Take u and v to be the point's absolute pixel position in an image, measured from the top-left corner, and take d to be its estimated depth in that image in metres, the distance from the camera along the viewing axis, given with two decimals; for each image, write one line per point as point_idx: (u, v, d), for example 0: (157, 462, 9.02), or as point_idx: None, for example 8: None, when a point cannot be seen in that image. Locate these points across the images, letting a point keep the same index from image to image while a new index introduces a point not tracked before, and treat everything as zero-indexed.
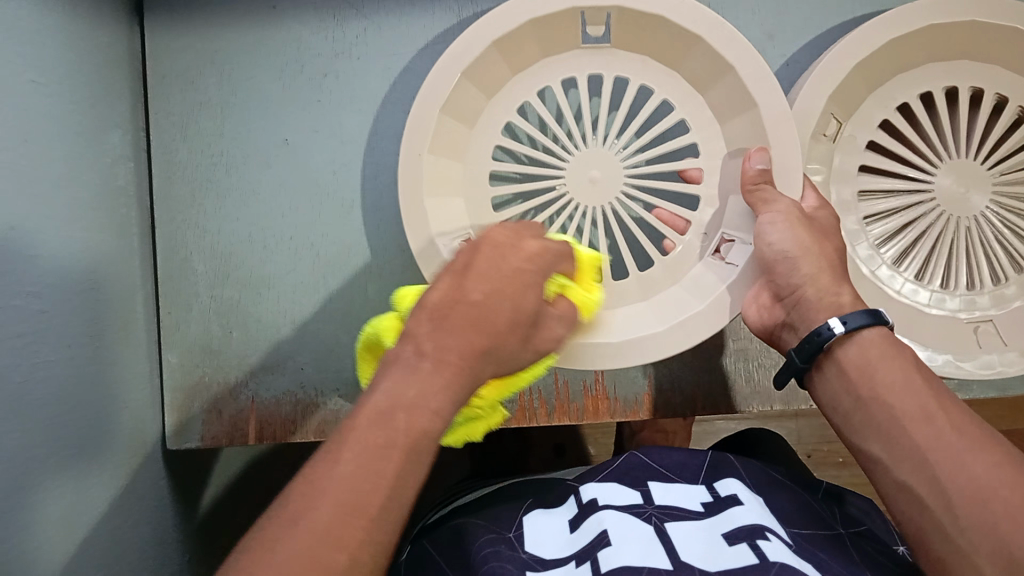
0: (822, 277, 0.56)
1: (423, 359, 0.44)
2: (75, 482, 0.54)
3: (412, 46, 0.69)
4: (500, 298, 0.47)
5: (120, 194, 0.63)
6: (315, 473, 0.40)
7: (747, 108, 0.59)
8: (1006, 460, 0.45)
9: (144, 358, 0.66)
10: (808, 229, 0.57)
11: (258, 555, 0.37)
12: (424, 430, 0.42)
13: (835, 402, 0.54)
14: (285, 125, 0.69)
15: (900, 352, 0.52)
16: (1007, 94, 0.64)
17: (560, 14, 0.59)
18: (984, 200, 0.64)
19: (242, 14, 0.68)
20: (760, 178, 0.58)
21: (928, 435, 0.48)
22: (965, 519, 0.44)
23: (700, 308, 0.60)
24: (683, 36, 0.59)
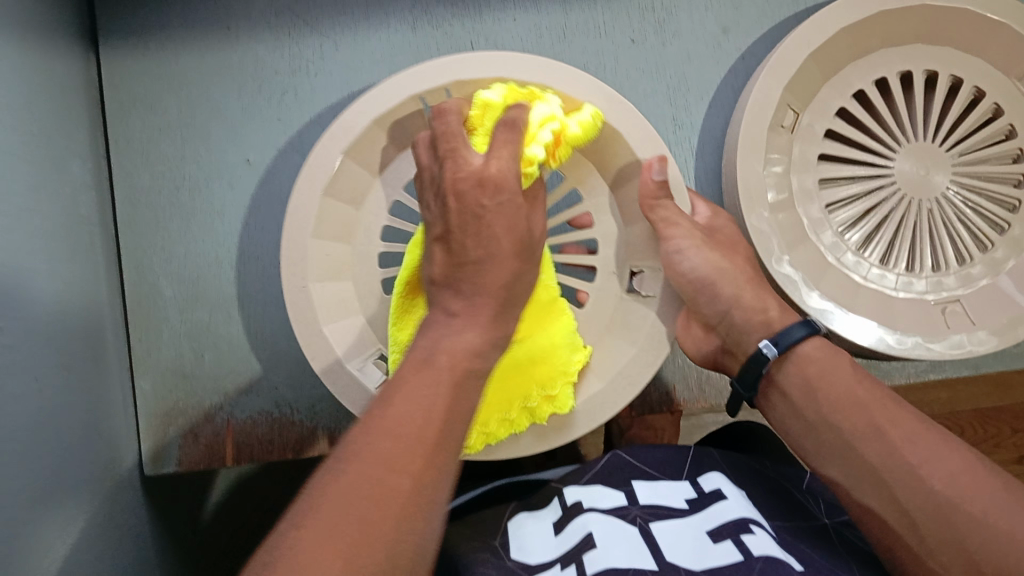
0: (744, 294, 0.60)
1: (455, 319, 0.46)
2: (56, 516, 0.54)
3: (370, 59, 0.69)
4: (496, 246, 0.47)
5: (85, 223, 0.63)
6: (401, 376, 0.43)
7: (614, 139, 0.59)
8: (955, 463, 0.48)
9: (118, 386, 0.66)
10: (715, 247, 0.60)
11: (369, 431, 0.40)
12: (470, 370, 0.44)
13: (787, 425, 0.56)
14: (247, 145, 0.69)
15: (837, 364, 0.54)
16: (962, 74, 0.64)
17: (404, 102, 0.57)
18: (945, 178, 0.64)
19: (197, 36, 0.68)
20: (660, 191, 0.58)
21: (877, 452, 0.50)
22: (930, 536, 0.47)
23: (635, 349, 0.60)
24: (521, 87, 0.58)
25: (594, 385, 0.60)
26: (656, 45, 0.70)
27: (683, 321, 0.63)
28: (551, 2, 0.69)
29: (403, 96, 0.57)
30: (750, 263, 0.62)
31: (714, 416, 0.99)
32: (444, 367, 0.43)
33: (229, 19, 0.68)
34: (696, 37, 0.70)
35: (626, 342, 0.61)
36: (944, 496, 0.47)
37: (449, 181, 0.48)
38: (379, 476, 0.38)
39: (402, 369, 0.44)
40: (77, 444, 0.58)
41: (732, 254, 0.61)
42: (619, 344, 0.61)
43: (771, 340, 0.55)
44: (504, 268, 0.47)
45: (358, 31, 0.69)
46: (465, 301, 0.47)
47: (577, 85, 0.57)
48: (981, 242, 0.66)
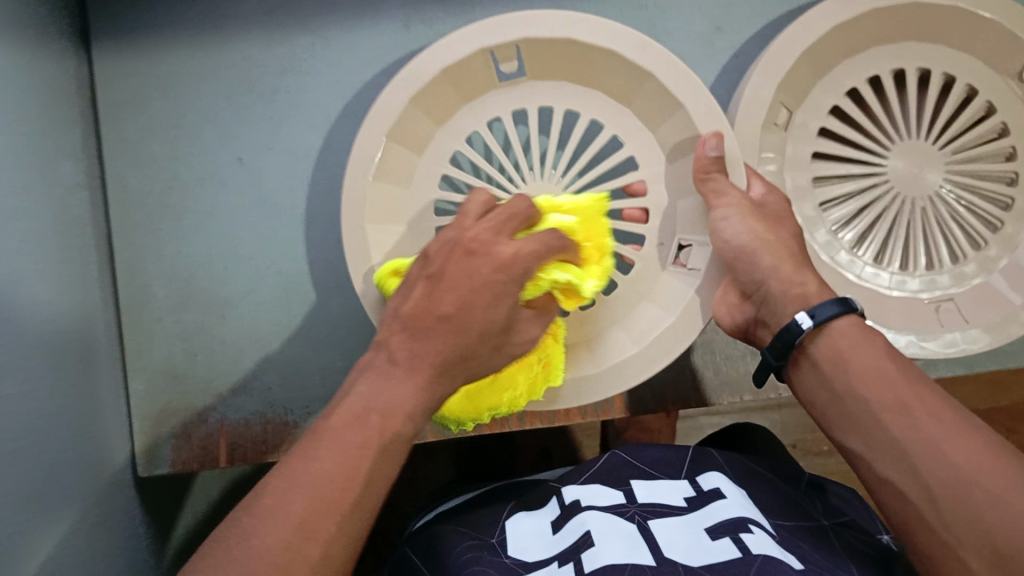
0: (783, 266, 0.58)
1: (395, 367, 0.47)
2: (46, 516, 0.54)
3: (363, 58, 0.69)
4: (471, 315, 0.48)
5: (76, 222, 0.63)
6: (332, 429, 0.44)
7: (674, 107, 0.61)
8: (979, 443, 0.47)
9: (111, 385, 0.66)
10: (760, 218, 0.59)
11: (286, 483, 0.42)
12: (396, 431, 0.45)
13: (813, 395, 0.55)
14: (239, 144, 0.69)
15: (869, 342, 0.53)
16: (955, 73, 0.65)
17: (473, 56, 0.59)
18: (939, 177, 0.64)
19: (189, 35, 0.68)
20: (712, 165, 0.59)
21: (902, 424, 0.49)
22: (947, 511, 0.46)
23: (670, 322, 0.61)
24: (594, 51, 0.60)
25: (630, 350, 0.62)
26: None
27: (719, 291, 0.62)
28: (543, 2, 0.69)
29: (474, 48, 0.58)
30: (797, 240, 0.60)
31: (711, 418, 0.98)
32: (375, 432, 0.44)
33: (221, 19, 0.68)
34: (689, 36, 0.70)
35: (666, 312, 0.63)
36: (962, 470, 0.46)
37: (461, 239, 0.50)
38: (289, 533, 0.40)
39: (340, 417, 0.44)
40: (68, 447, 0.58)
41: (776, 228, 0.59)
42: (659, 314, 0.63)
43: (808, 312, 0.55)
44: (467, 330, 0.48)
45: (350, 31, 0.69)
46: (414, 346, 0.47)
47: (643, 52, 0.58)
48: (975, 239, 0.65)
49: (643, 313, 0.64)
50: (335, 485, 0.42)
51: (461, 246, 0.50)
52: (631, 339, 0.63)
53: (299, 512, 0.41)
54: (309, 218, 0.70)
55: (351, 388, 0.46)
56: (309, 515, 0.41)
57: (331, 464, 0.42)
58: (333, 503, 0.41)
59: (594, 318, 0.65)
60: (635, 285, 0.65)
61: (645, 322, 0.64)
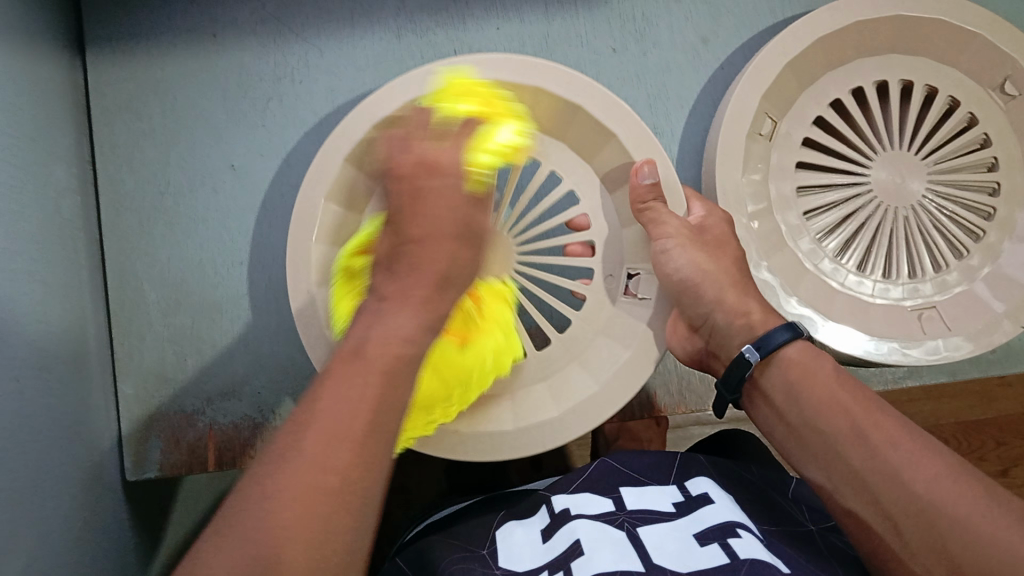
0: (728, 296, 0.59)
1: (424, 332, 0.46)
2: (33, 513, 0.54)
3: (353, 65, 0.70)
4: (439, 232, 0.48)
5: (67, 227, 0.63)
6: (333, 370, 0.43)
7: (606, 137, 0.61)
8: (936, 467, 0.48)
9: (100, 388, 0.66)
10: (702, 248, 0.60)
11: (292, 432, 0.40)
12: (399, 353, 0.43)
13: (771, 428, 0.56)
14: (231, 151, 0.69)
15: (818, 367, 0.55)
16: (937, 85, 0.65)
17: (403, 108, 0.59)
18: (921, 186, 0.65)
19: (183, 41, 0.69)
20: (649, 195, 0.60)
21: (861, 456, 0.50)
22: (913, 539, 0.47)
23: (628, 354, 0.60)
24: (517, 94, 0.60)
25: (590, 387, 0.61)
26: (637, 55, 0.71)
27: (670, 322, 0.62)
28: (533, 12, 0.70)
29: (398, 100, 0.59)
30: (739, 265, 0.62)
31: (700, 427, 0.97)
32: (373, 360, 0.43)
33: (214, 27, 0.69)
34: (677, 47, 0.71)
35: (620, 349, 0.61)
36: (921, 499, 0.47)
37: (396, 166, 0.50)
38: (299, 486, 0.38)
39: (338, 361, 0.43)
40: (57, 449, 0.58)
41: (719, 256, 0.61)
42: (614, 350, 0.62)
43: (752, 344, 0.56)
44: (443, 241, 0.48)
45: (344, 40, 0.70)
46: (398, 282, 0.46)
47: (570, 85, 0.59)
48: (958, 249, 0.66)
49: (589, 360, 0.63)
50: (327, 431, 0.40)
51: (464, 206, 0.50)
52: (588, 377, 0.62)
53: (309, 456, 0.39)
54: None
55: (367, 324, 0.45)
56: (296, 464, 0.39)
57: (316, 424, 0.40)
58: (331, 454, 0.39)
59: (550, 360, 0.64)
60: (568, 344, 0.64)
61: (574, 382, 0.62)
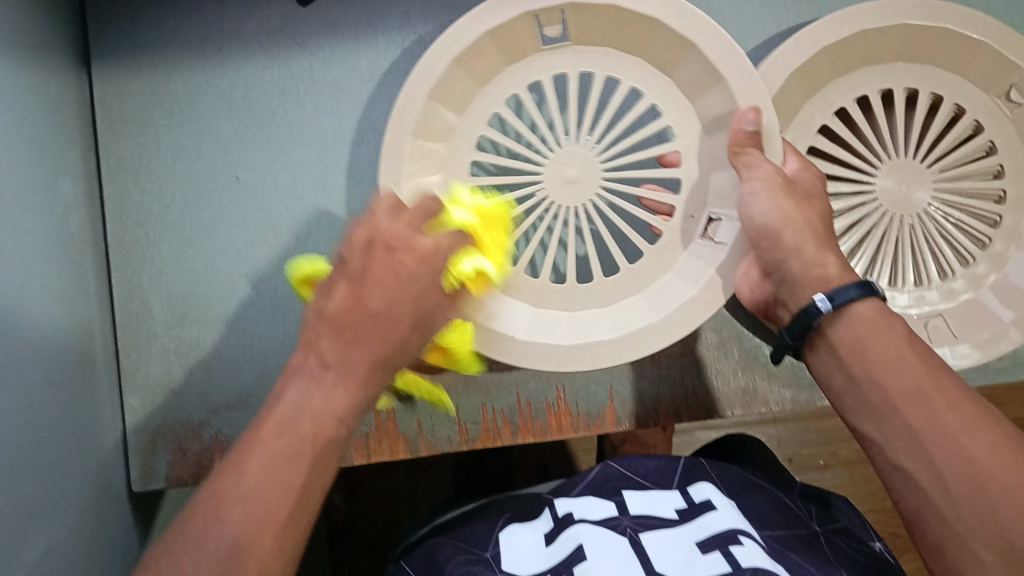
0: (807, 247, 0.57)
1: (328, 371, 0.50)
2: (41, 526, 0.54)
3: (360, 76, 0.70)
4: (398, 306, 0.52)
5: (74, 240, 0.64)
6: (241, 460, 0.46)
7: (715, 81, 0.60)
8: (996, 440, 0.47)
9: (107, 400, 0.66)
10: (789, 196, 0.58)
11: (225, 481, 0.46)
12: (331, 437, 0.49)
13: (828, 379, 0.56)
14: (237, 162, 0.70)
15: (888, 329, 0.53)
16: (942, 93, 0.66)
17: (518, 20, 0.59)
18: (927, 195, 0.65)
19: (188, 53, 0.69)
20: (748, 140, 0.58)
21: (923, 416, 0.50)
22: (965, 509, 0.46)
23: (692, 293, 0.61)
24: (637, 19, 0.60)
25: (605, 333, 0.62)
26: None
27: (744, 266, 0.61)
28: None
29: (519, 12, 0.58)
30: (825, 221, 0.59)
31: (706, 432, 0.97)
32: (309, 439, 0.48)
33: (220, 39, 0.69)
34: None
35: (687, 284, 0.62)
36: (983, 468, 0.46)
37: (381, 230, 0.53)
38: (232, 538, 0.44)
39: (269, 419, 0.48)
40: (65, 461, 0.59)
41: (806, 209, 0.58)
42: (677, 283, 0.63)
43: (826, 294, 0.54)
44: (392, 334, 0.51)
45: (350, 52, 0.70)
46: (343, 350, 0.50)
47: (688, 22, 0.58)
48: (963, 257, 0.66)
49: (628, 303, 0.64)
50: (269, 502, 0.45)
51: (379, 244, 0.53)
52: (647, 308, 0.63)
53: (236, 518, 0.44)
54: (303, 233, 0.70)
55: (284, 390, 0.50)
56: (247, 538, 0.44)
57: (246, 507, 0.45)
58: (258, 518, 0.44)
59: (584, 294, 0.65)
60: (637, 276, 0.65)
61: (632, 311, 0.63)
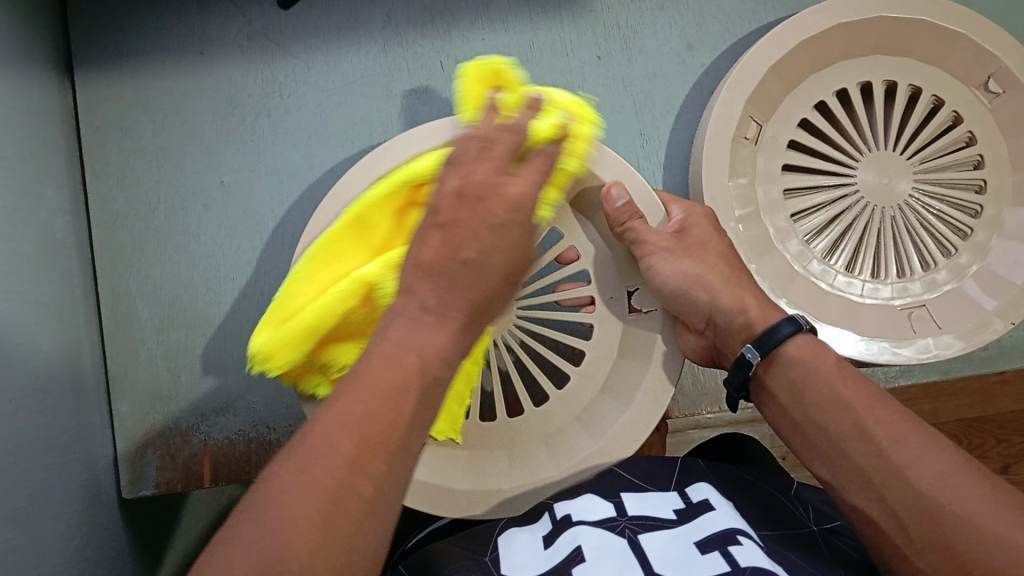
0: (722, 292, 0.59)
1: (428, 315, 0.42)
2: (30, 531, 0.54)
3: (341, 79, 0.70)
4: (494, 258, 0.44)
5: (59, 246, 0.64)
6: (337, 387, 0.40)
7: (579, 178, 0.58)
8: (943, 464, 0.48)
9: (96, 407, 0.66)
10: (686, 254, 0.59)
11: (309, 433, 0.39)
12: (435, 375, 0.41)
13: (779, 426, 0.56)
14: (221, 167, 0.70)
15: (822, 364, 0.54)
16: (920, 85, 0.66)
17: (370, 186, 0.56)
18: (907, 185, 0.65)
19: (171, 60, 0.69)
20: (625, 213, 0.57)
21: (867, 454, 0.50)
22: (921, 542, 0.47)
23: (647, 375, 0.61)
24: None
25: (588, 447, 0.62)
26: (622, 63, 0.71)
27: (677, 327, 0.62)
28: (518, 22, 0.71)
29: (368, 179, 0.56)
30: (726, 258, 0.61)
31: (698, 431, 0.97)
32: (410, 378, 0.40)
33: (203, 45, 0.70)
34: (661, 54, 0.72)
35: (640, 364, 0.62)
36: (930, 495, 0.47)
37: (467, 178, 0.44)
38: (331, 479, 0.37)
39: (368, 364, 0.40)
40: (55, 467, 0.59)
41: (703, 255, 0.60)
42: (633, 368, 0.63)
43: (754, 344, 0.56)
44: (490, 280, 0.43)
45: (331, 56, 0.70)
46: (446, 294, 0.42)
47: None
48: (945, 247, 0.67)
49: (601, 408, 0.64)
50: (372, 426, 0.39)
51: (471, 191, 0.44)
52: (616, 400, 0.63)
53: (346, 449, 0.38)
54: (287, 236, 0.70)
55: (383, 332, 0.42)
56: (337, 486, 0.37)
57: (344, 447, 0.38)
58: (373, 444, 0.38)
59: (549, 415, 0.64)
60: (587, 377, 0.64)
61: (601, 419, 0.63)
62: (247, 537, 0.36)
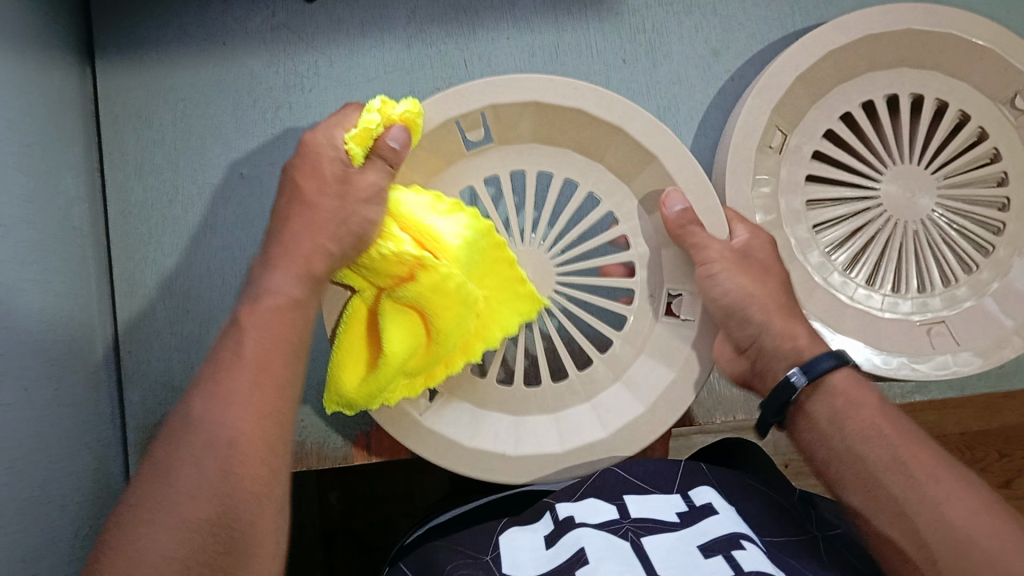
0: (775, 320, 0.58)
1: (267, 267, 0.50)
2: (39, 522, 0.53)
3: (364, 75, 0.70)
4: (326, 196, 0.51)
5: (74, 233, 0.63)
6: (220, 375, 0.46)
7: (647, 162, 0.60)
8: (975, 503, 0.48)
9: (106, 396, 0.66)
10: (746, 272, 0.59)
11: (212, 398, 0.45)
12: (283, 309, 0.49)
13: (812, 453, 0.55)
14: (239, 159, 0.69)
15: (866, 398, 0.54)
16: (948, 99, 0.65)
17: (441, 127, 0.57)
18: (931, 200, 0.64)
19: (191, 49, 0.69)
20: (682, 221, 0.58)
21: (901, 485, 0.50)
22: (948, 573, 0.47)
23: (671, 377, 0.61)
24: (593, 124, 0.59)
25: (596, 432, 0.62)
26: (647, 67, 0.71)
27: (716, 342, 0.61)
28: (543, 22, 0.70)
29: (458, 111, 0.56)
30: (784, 289, 0.60)
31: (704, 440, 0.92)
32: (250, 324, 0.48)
33: (225, 35, 0.69)
34: (687, 59, 0.71)
35: (664, 367, 0.62)
36: (963, 533, 0.47)
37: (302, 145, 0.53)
38: (223, 458, 0.44)
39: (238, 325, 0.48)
40: (63, 458, 0.58)
41: (764, 279, 0.59)
42: (653, 367, 0.63)
43: (800, 368, 0.55)
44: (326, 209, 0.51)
45: (355, 49, 0.70)
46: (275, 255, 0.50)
47: (603, 101, 0.57)
48: (967, 263, 0.66)
49: (614, 397, 0.63)
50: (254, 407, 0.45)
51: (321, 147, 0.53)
52: (629, 394, 0.63)
53: (231, 434, 0.44)
54: None
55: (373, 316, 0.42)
56: (249, 450, 0.44)
57: (243, 423, 0.45)
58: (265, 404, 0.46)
59: (567, 391, 0.64)
60: (609, 365, 0.64)
61: (611, 410, 0.63)
62: (192, 496, 0.42)
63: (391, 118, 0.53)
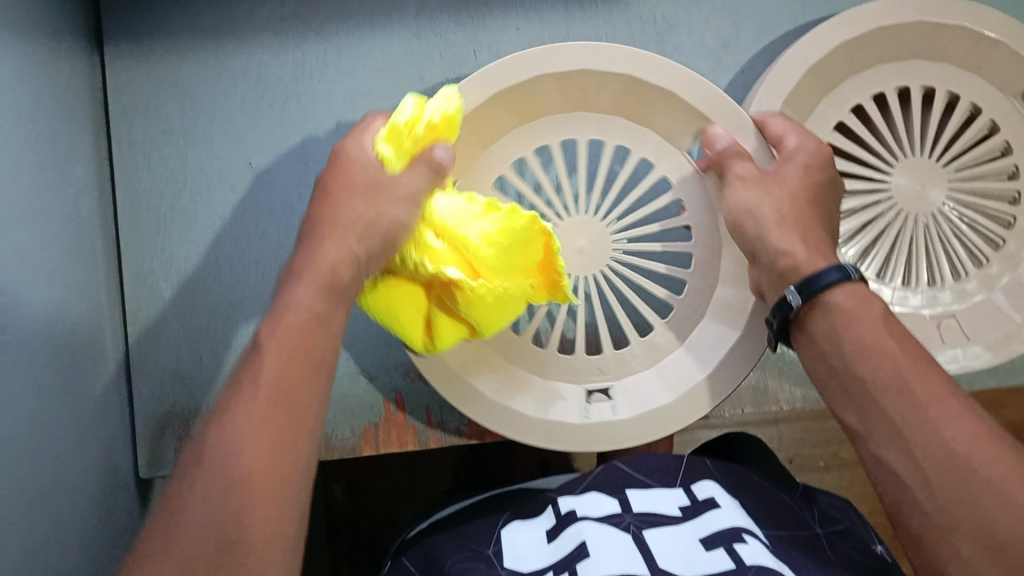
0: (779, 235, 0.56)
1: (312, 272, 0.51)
2: (51, 514, 0.54)
3: (373, 66, 0.70)
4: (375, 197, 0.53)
5: (84, 224, 0.64)
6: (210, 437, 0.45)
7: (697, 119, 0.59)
8: (976, 426, 0.46)
9: (116, 387, 0.66)
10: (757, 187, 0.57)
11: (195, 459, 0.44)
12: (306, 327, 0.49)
13: (812, 371, 0.54)
14: (249, 150, 0.69)
15: (869, 313, 0.52)
16: (958, 91, 0.65)
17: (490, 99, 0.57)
18: (941, 194, 0.64)
19: (200, 39, 0.69)
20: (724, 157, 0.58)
21: (917, 412, 0.47)
22: (943, 492, 0.45)
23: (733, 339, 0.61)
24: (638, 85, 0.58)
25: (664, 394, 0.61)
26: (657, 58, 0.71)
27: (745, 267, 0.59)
28: (552, 12, 0.70)
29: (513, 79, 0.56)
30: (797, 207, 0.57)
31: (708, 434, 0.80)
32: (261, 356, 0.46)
33: (233, 25, 0.69)
34: (696, 51, 0.71)
35: (723, 336, 0.61)
36: (960, 454, 0.45)
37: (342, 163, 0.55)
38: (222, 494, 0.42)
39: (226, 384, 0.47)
40: (74, 451, 0.58)
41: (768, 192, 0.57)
42: (713, 333, 0.62)
43: (795, 286, 0.53)
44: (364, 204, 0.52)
45: (363, 39, 0.69)
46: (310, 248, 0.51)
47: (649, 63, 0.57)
48: (977, 257, 0.66)
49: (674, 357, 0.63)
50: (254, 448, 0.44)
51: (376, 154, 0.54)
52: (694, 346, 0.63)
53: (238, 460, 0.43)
54: None
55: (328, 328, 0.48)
56: (261, 487, 0.43)
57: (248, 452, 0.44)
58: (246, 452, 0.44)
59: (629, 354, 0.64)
60: (669, 330, 0.64)
61: (661, 381, 0.62)
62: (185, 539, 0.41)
63: (418, 121, 0.53)
